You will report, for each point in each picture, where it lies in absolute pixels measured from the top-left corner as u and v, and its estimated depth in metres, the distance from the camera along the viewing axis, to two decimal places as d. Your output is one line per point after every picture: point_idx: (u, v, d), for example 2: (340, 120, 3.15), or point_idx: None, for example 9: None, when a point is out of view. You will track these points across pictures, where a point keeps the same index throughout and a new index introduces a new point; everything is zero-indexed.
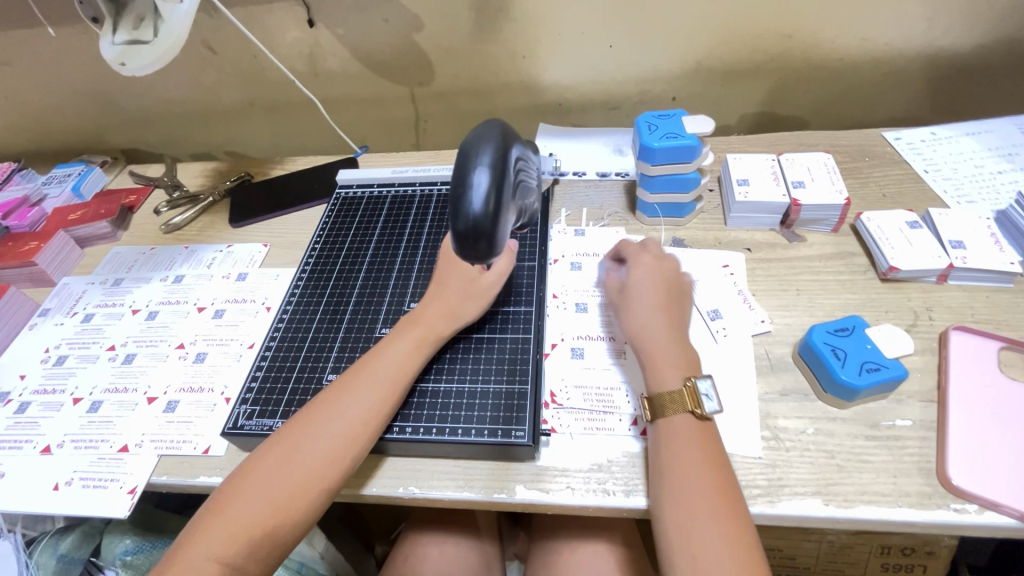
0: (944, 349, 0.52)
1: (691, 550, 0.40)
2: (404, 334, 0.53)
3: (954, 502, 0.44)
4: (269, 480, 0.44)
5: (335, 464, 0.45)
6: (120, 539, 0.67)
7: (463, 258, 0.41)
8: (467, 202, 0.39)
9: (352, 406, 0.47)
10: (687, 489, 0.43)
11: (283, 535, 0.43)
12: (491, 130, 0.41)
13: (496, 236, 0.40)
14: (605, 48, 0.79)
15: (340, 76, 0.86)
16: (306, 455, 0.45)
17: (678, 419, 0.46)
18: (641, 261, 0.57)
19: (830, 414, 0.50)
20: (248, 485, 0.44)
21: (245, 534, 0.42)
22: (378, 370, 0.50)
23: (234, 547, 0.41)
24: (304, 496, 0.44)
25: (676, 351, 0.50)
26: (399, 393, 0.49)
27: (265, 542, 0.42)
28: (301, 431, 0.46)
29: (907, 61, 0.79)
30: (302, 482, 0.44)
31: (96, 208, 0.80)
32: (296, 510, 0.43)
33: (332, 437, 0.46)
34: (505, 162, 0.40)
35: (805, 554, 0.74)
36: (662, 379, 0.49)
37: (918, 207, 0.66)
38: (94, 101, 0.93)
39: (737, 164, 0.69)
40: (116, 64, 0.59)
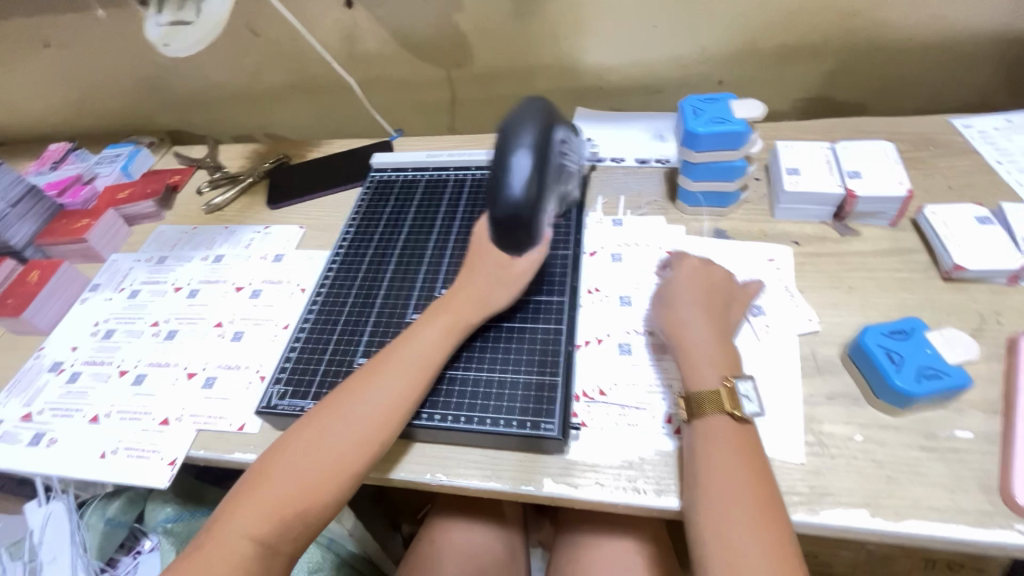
0: (1012, 357, 0.48)
1: (726, 558, 0.39)
2: (433, 320, 0.52)
3: (1018, 523, 0.40)
4: (302, 463, 0.44)
5: (366, 446, 0.46)
6: (161, 507, 0.71)
7: (506, 231, 0.50)
8: (510, 185, 0.47)
9: (381, 391, 0.47)
10: (723, 492, 0.41)
11: (315, 515, 0.44)
12: (530, 117, 0.49)
13: (534, 214, 0.49)
14: (649, 27, 0.76)
15: (377, 58, 0.86)
16: (336, 437, 0.45)
17: (714, 419, 0.44)
18: (684, 264, 0.55)
19: (881, 421, 0.47)
20: (282, 466, 0.45)
21: (278, 514, 0.43)
22: (407, 355, 0.50)
23: (269, 526, 0.42)
24: (335, 479, 0.44)
25: (723, 352, 0.48)
26: (427, 378, 0.49)
27: (298, 522, 0.43)
28: (332, 415, 0.47)
29: (983, 41, 0.73)
30: (334, 465, 0.45)
31: (143, 186, 0.83)
32: (328, 493, 0.44)
33: (363, 421, 0.46)
34: (540, 147, 0.48)
35: (842, 563, 0.71)
36: (701, 377, 0.47)
37: (988, 201, 0.61)
38: (142, 83, 0.96)
39: (788, 151, 0.65)
40: (160, 44, 0.59)
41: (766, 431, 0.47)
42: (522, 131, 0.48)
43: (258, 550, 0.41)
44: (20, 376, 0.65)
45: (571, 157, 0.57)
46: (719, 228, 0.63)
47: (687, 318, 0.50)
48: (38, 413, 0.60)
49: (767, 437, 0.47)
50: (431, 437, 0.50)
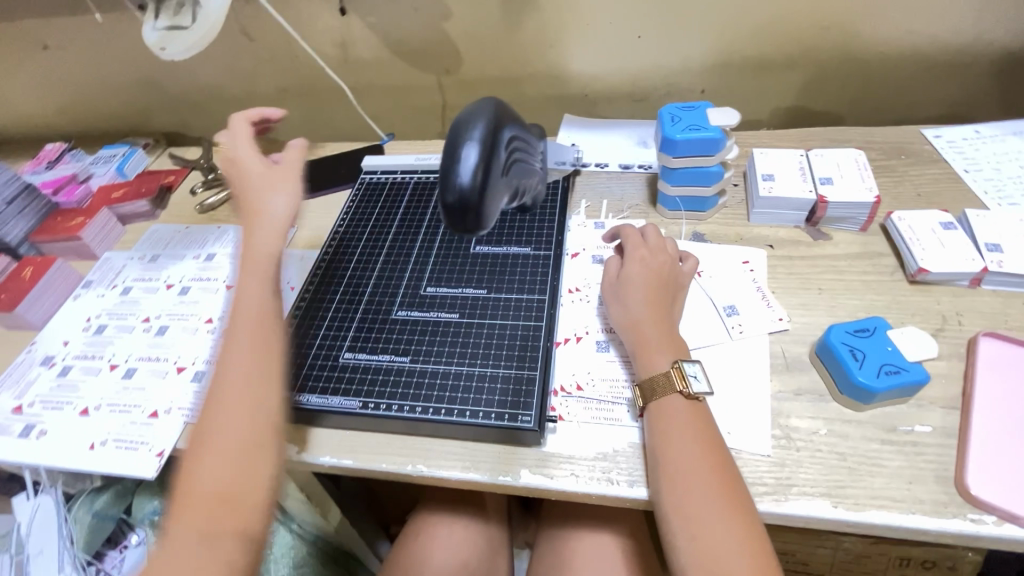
0: (971, 355, 0.50)
1: (691, 530, 0.41)
2: (246, 279, 0.53)
3: (972, 512, 0.42)
4: (217, 453, 0.44)
5: (261, 407, 0.46)
6: (148, 500, 0.71)
7: (452, 228, 0.45)
8: (456, 175, 0.42)
9: (242, 358, 0.48)
10: (686, 475, 0.43)
11: (249, 497, 0.43)
12: (483, 109, 0.45)
13: (483, 209, 0.43)
14: (633, 38, 0.78)
15: (369, 64, 0.88)
16: (224, 414, 0.46)
17: (671, 400, 0.47)
18: (636, 253, 0.58)
19: (845, 417, 0.48)
20: (200, 464, 0.44)
21: (206, 506, 0.42)
22: (283, 336, 0.51)
23: (201, 518, 0.41)
24: (251, 452, 0.44)
25: (668, 341, 0.51)
26: (274, 331, 0.51)
27: (234, 509, 0.42)
28: (221, 399, 0.47)
29: (952, 55, 0.76)
30: (247, 440, 0.45)
31: (138, 186, 0.84)
32: (252, 469, 0.44)
33: (240, 381, 0.47)
34: (493, 140, 0.44)
35: (819, 561, 0.72)
36: (651, 364, 0.50)
37: (954, 208, 0.64)
38: (139, 86, 0.98)
39: (764, 158, 0.67)
40: (157, 48, 0.61)
41: (736, 425, 0.49)
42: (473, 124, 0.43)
43: (207, 551, 0.40)
44: (11, 370, 0.66)
45: (531, 157, 0.52)
46: (697, 231, 0.66)
47: (638, 313, 0.53)
48: (29, 405, 0.62)
49: (736, 431, 0.49)
50: (407, 429, 0.52)
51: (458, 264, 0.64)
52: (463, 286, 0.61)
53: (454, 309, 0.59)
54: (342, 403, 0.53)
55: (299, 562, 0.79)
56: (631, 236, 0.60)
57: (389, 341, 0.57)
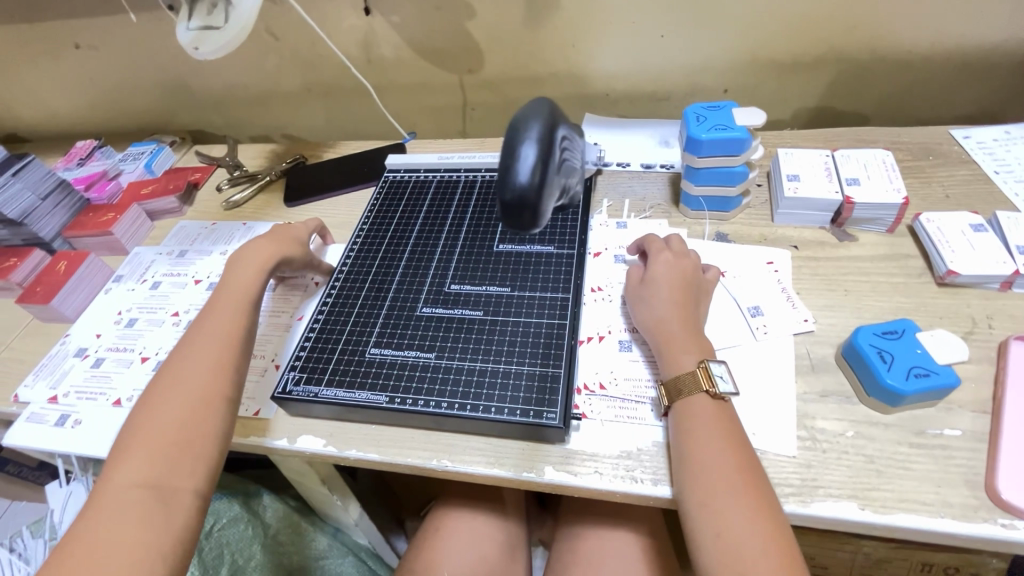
0: (1001, 359, 0.50)
1: (716, 528, 0.41)
2: (242, 265, 0.61)
3: (1002, 517, 0.42)
4: (167, 407, 0.48)
5: (222, 368, 0.51)
6: None
7: (508, 226, 0.45)
8: (515, 173, 0.42)
9: (210, 330, 0.54)
10: (712, 474, 0.43)
11: (195, 445, 0.46)
12: (541, 109, 0.45)
13: (540, 207, 0.44)
14: (655, 37, 0.78)
15: (392, 64, 0.89)
16: (192, 371, 0.50)
17: (697, 401, 0.47)
18: (660, 256, 0.58)
19: (872, 419, 0.48)
20: (150, 418, 0.47)
21: (159, 452, 0.45)
22: (205, 311, 0.56)
23: (163, 460, 0.45)
24: (207, 408, 0.48)
25: (693, 340, 0.51)
26: (251, 309, 0.57)
27: (184, 456, 0.45)
28: (178, 365, 0.51)
29: (984, 55, 0.74)
30: (198, 396, 0.49)
31: (166, 183, 0.86)
32: (196, 423, 0.47)
33: (214, 346, 0.52)
34: (551, 140, 0.44)
35: (838, 565, 0.72)
36: (676, 363, 0.50)
37: (984, 210, 0.63)
38: (166, 85, 1.00)
39: (789, 158, 0.67)
40: (189, 48, 0.62)
41: (761, 426, 0.49)
42: (532, 123, 0.43)
43: (149, 493, 0.43)
44: (46, 361, 0.68)
45: (577, 154, 0.53)
46: (720, 231, 0.66)
47: (662, 315, 0.53)
48: (64, 395, 0.63)
49: (761, 432, 0.48)
50: (433, 424, 0.52)
51: (481, 261, 0.64)
52: (487, 283, 0.62)
53: (478, 306, 0.60)
54: (369, 397, 0.53)
55: (321, 553, 0.81)
56: (653, 242, 0.60)
57: (414, 337, 0.58)
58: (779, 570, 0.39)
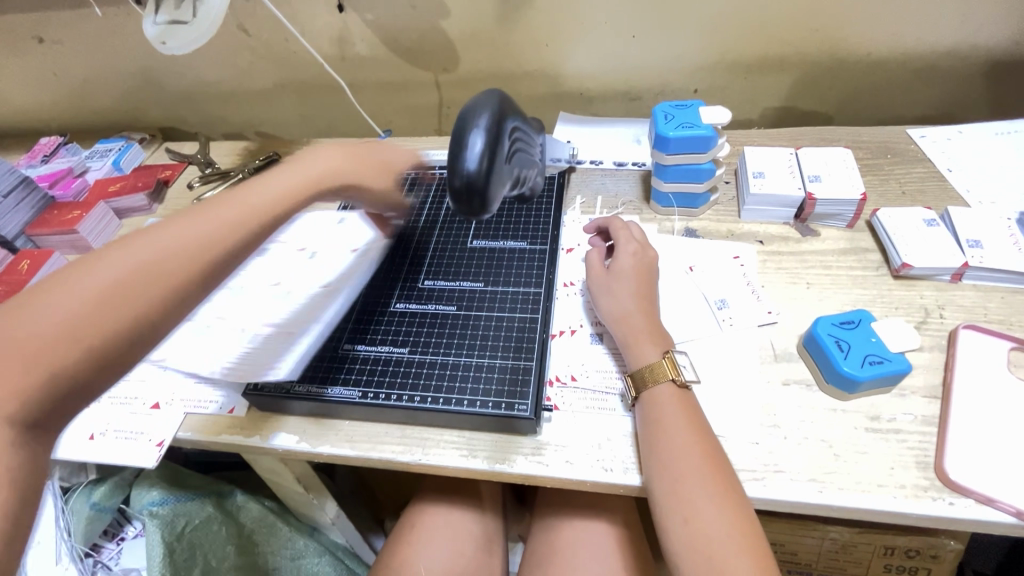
0: (952, 346, 0.52)
1: (685, 513, 0.43)
2: (284, 178, 0.51)
3: (950, 495, 0.44)
4: (78, 299, 0.37)
5: (164, 296, 0.40)
6: (147, 490, 0.72)
7: (459, 212, 0.46)
8: (462, 160, 0.43)
9: (182, 231, 0.43)
10: (679, 462, 0.44)
11: (80, 364, 0.36)
12: (489, 100, 0.46)
13: (489, 194, 0.45)
14: (627, 38, 0.80)
15: (367, 61, 0.89)
16: (129, 267, 0.40)
17: (663, 392, 0.49)
18: (626, 247, 0.59)
19: (831, 406, 0.50)
20: (46, 303, 0.37)
21: (17, 361, 0.34)
22: (225, 208, 0.46)
23: (32, 370, 0.35)
24: (121, 321, 0.38)
25: (655, 332, 0.53)
26: (248, 226, 0.46)
27: (57, 371, 0.36)
28: (119, 254, 0.40)
29: (939, 58, 0.78)
30: (117, 298, 0.38)
31: (134, 180, 0.85)
32: (81, 339, 0.36)
33: (171, 248, 0.42)
34: (499, 129, 0.45)
35: (806, 551, 0.74)
36: (641, 354, 0.51)
37: (939, 206, 0.66)
38: (134, 80, 0.98)
39: (755, 155, 0.69)
40: (156, 43, 0.62)
41: (724, 414, 0.51)
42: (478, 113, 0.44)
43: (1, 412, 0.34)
44: None
45: (530, 146, 0.53)
46: (689, 227, 0.67)
47: (627, 307, 0.54)
48: None
49: (724, 419, 0.50)
50: (410, 419, 0.53)
51: (456, 258, 0.65)
52: (461, 279, 0.62)
53: (452, 301, 0.60)
54: (341, 392, 0.53)
55: (297, 553, 0.80)
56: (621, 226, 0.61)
57: (388, 332, 0.58)
58: (743, 548, 0.40)
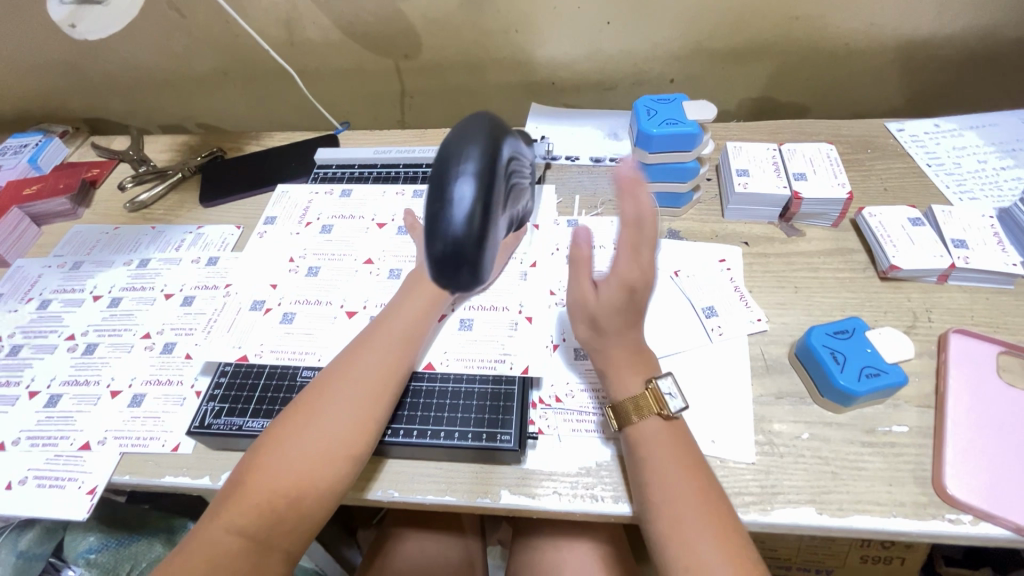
0: (943, 352, 0.51)
1: (685, 563, 0.38)
2: (416, 290, 0.52)
3: (949, 512, 0.43)
4: (300, 448, 0.41)
5: (364, 419, 0.44)
6: (82, 536, 0.64)
7: (440, 286, 0.35)
8: (448, 217, 0.32)
9: (362, 366, 0.46)
10: (663, 475, 0.41)
11: (307, 507, 0.40)
12: (477, 127, 0.35)
13: (480, 261, 0.34)
14: (602, 24, 0.75)
15: (319, 47, 0.81)
16: (332, 407, 0.43)
17: (643, 426, 0.44)
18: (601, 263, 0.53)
19: (826, 419, 0.48)
20: (275, 455, 0.41)
21: (269, 495, 0.40)
22: (388, 331, 0.49)
23: (267, 512, 0.39)
24: (333, 462, 0.41)
25: (639, 364, 0.47)
26: (412, 348, 0.48)
27: (292, 513, 0.40)
28: (322, 399, 0.44)
29: (915, 48, 0.76)
30: (329, 444, 0.42)
31: (54, 181, 0.75)
32: (313, 476, 0.41)
33: (354, 380, 0.45)
34: (494, 168, 0.34)
35: (786, 546, 0.75)
36: (623, 386, 0.46)
37: (920, 203, 0.64)
38: (51, 66, 0.86)
39: (737, 152, 0.66)
40: (65, 26, 0.52)
41: (718, 432, 0.48)
42: (466, 153, 0.33)
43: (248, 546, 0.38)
44: None
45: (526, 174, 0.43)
46: (672, 229, 0.64)
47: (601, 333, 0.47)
48: None
49: (717, 438, 0.47)
50: (390, 453, 0.48)
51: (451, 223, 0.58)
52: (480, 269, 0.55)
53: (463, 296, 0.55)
54: None
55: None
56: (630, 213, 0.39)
57: None
58: None
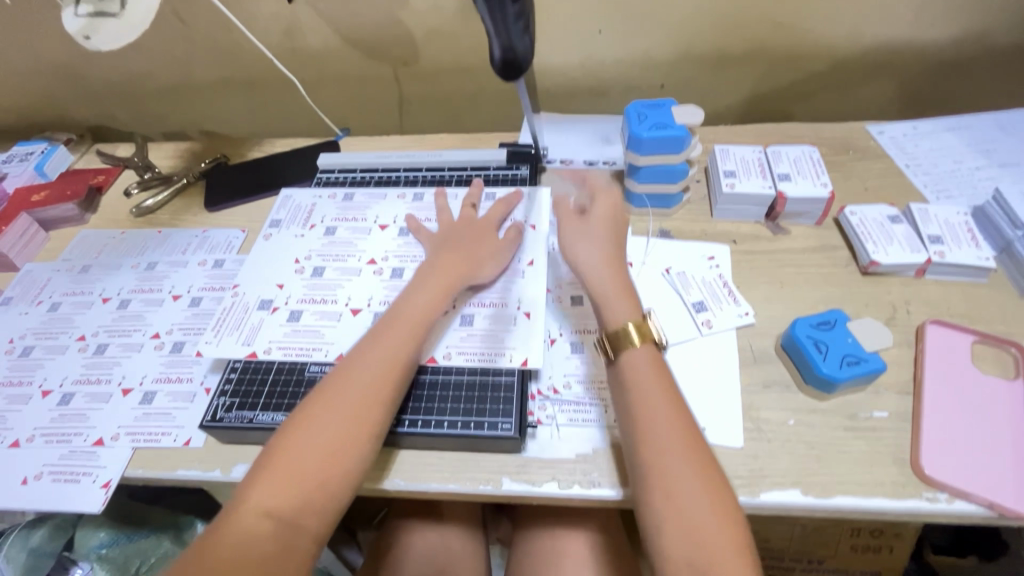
0: (920, 342, 0.54)
1: (669, 495, 0.40)
2: (425, 283, 0.54)
3: (926, 491, 0.45)
4: (325, 433, 0.43)
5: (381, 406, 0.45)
6: (94, 532, 0.66)
7: None
8: None
9: (376, 356, 0.48)
10: (659, 439, 0.43)
11: (334, 489, 0.42)
12: None
13: None
14: (594, 33, 0.78)
15: (320, 55, 0.83)
16: (350, 395, 0.45)
17: (631, 353, 0.48)
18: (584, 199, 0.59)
19: (810, 406, 0.51)
20: (301, 440, 0.43)
21: (294, 478, 0.41)
22: (400, 322, 0.50)
23: (293, 495, 0.41)
24: (357, 445, 0.43)
25: (627, 296, 0.52)
26: (425, 336, 0.50)
27: (322, 493, 0.42)
28: (342, 386, 0.46)
29: (893, 54, 0.80)
30: (354, 427, 0.44)
31: (61, 188, 0.77)
32: (336, 460, 0.42)
33: (370, 368, 0.47)
34: None
35: (779, 537, 0.78)
36: (616, 313, 0.50)
37: (899, 202, 0.67)
38: (57, 75, 0.88)
39: (725, 154, 0.69)
40: (79, 37, 0.55)
41: (709, 419, 0.50)
42: None
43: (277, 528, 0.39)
44: None
45: None
46: (663, 228, 0.67)
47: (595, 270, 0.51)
48: None
49: (708, 425, 0.50)
50: (397, 443, 0.50)
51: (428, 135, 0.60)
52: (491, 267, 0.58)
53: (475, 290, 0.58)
54: None
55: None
56: None
57: None
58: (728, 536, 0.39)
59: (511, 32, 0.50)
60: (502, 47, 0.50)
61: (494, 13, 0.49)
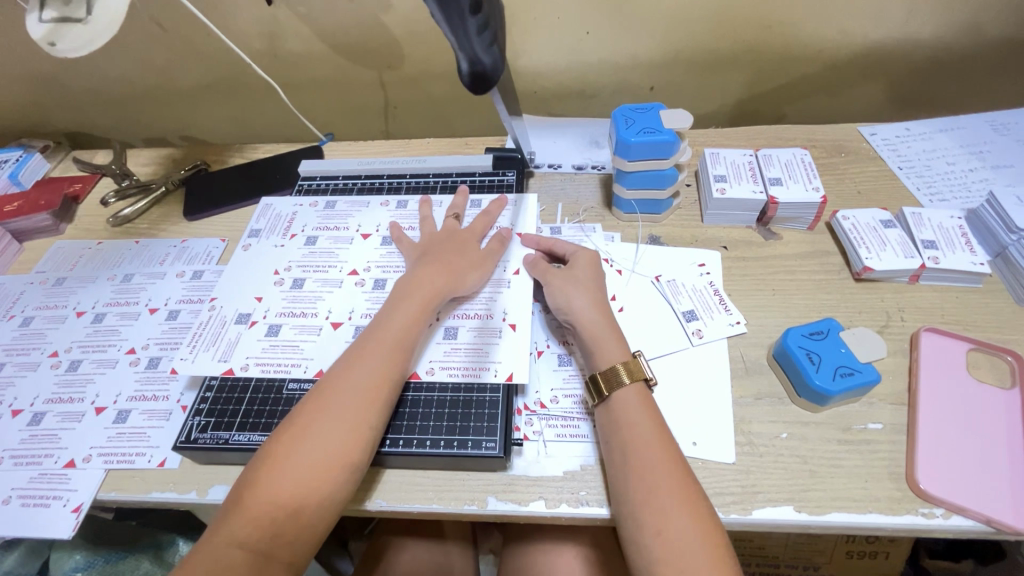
0: (915, 350, 0.52)
1: (657, 526, 0.40)
2: (407, 297, 0.52)
3: (922, 506, 0.44)
4: (298, 458, 0.41)
5: (360, 428, 0.44)
6: (69, 555, 0.64)
7: None
8: None
9: (356, 374, 0.46)
10: (649, 476, 0.42)
11: (308, 517, 0.40)
12: None
13: None
14: (582, 34, 0.76)
15: (302, 59, 0.81)
16: (328, 417, 0.43)
17: (624, 391, 0.47)
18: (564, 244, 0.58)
19: (803, 418, 0.49)
20: (277, 467, 0.41)
21: (270, 507, 0.40)
22: (381, 338, 0.49)
23: (268, 523, 0.39)
24: (332, 471, 0.42)
25: (616, 332, 0.51)
26: (407, 353, 0.49)
27: (298, 522, 0.40)
28: (319, 408, 0.44)
29: (885, 54, 0.79)
30: (331, 451, 0.42)
31: (36, 198, 0.74)
32: (312, 486, 0.41)
33: (349, 389, 0.45)
34: None
35: (773, 544, 0.77)
36: (607, 354, 0.49)
37: (892, 205, 0.66)
38: (32, 80, 0.86)
39: (715, 158, 0.67)
40: (44, 44, 0.53)
41: (699, 434, 0.49)
42: None
43: (251, 559, 0.38)
44: None
45: None
46: (653, 234, 0.65)
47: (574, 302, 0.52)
48: None
49: (699, 440, 0.48)
50: (379, 462, 0.48)
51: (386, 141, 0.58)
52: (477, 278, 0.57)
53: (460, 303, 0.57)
54: None
55: None
56: None
57: None
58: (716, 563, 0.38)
59: (475, 45, 0.48)
60: (469, 60, 0.48)
61: (454, 26, 0.46)
